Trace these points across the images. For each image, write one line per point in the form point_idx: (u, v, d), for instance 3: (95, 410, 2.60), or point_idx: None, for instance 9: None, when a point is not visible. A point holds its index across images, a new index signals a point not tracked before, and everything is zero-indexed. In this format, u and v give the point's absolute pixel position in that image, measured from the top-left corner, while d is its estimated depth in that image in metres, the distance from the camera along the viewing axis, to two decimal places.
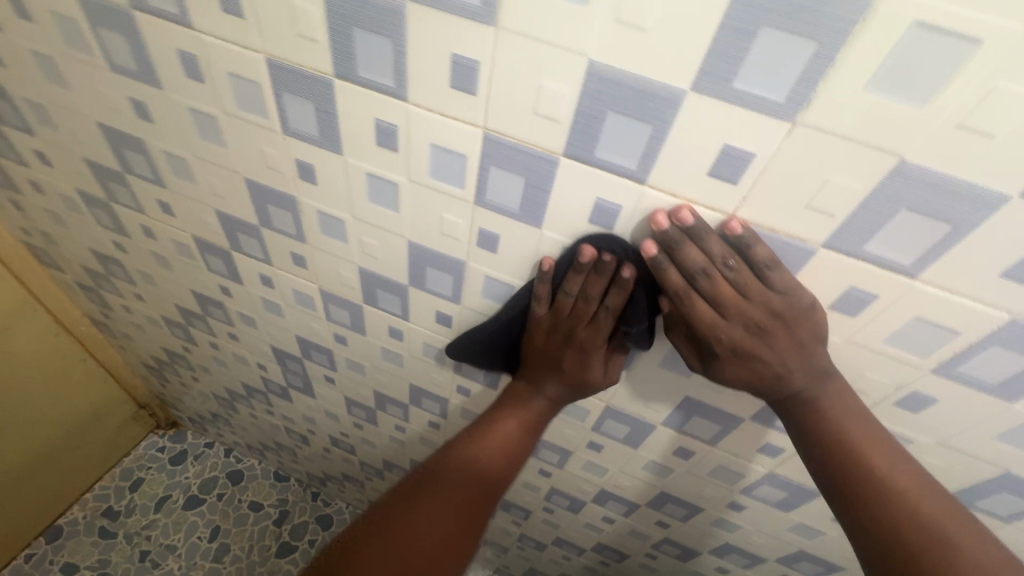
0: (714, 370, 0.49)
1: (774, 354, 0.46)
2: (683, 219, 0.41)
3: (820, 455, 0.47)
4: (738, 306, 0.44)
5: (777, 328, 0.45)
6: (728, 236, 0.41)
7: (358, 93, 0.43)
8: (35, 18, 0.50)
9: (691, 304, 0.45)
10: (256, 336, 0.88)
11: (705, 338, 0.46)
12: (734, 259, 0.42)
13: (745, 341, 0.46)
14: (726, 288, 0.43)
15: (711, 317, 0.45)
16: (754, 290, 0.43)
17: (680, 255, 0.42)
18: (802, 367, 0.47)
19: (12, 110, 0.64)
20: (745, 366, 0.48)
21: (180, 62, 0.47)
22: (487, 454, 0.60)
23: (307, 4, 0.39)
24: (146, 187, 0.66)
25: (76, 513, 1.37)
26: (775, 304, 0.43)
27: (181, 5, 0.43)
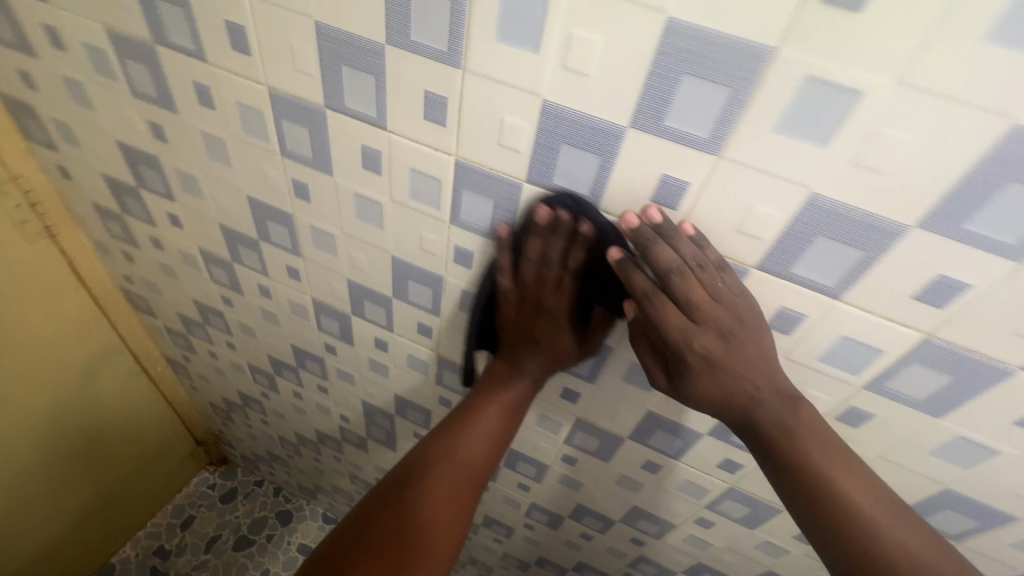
0: (682, 385, 0.46)
1: (744, 366, 0.43)
2: (652, 218, 0.40)
3: (780, 470, 0.45)
4: (709, 311, 0.41)
5: (744, 338, 0.42)
6: (689, 239, 0.40)
7: (546, 197, 0.44)
8: (219, 105, 0.53)
9: (659, 306, 0.42)
10: (349, 391, 0.89)
11: (676, 349, 0.43)
12: (707, 264, 0.40)
13: (717, 352, 0.43)
14: (693, 291, 0.41)
15: (680, 324, 0.42)
16: (725, 294, 0.41)
17: (652, 256, 0.40)
18: (757, 377, 0.43)
19: (157, 177, 0.67)
20: (714, 379, 0.44)
21: (363, 156, 0.50)
22: (471, 454, 0.56)
23: (520, 121, 0.40)
24: (278, 253, 0.68)
25: (128, 552, 1.36)
26: (740, 309, 0.41)
27: (382, 110, 0.45)
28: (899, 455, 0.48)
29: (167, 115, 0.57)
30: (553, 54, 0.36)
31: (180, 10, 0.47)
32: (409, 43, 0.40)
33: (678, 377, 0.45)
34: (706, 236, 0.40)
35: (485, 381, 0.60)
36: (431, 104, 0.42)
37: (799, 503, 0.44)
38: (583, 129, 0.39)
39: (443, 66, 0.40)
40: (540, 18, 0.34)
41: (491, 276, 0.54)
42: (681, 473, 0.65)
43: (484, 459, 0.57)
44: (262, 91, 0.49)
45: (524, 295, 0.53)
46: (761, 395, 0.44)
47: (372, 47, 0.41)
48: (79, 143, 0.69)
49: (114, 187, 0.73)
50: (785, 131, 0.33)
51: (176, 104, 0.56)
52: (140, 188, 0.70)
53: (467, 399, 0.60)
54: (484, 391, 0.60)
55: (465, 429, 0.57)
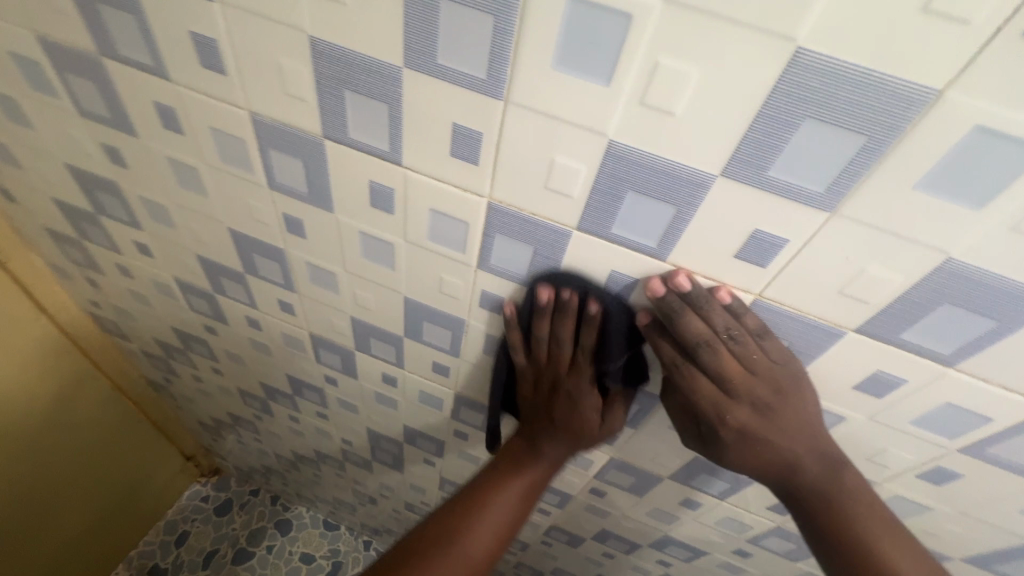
0: (715, 451, 0.42)
1: (783, 435, 0.39)
2: (680, 286, 0.35)
3: (821, 536, 0.41)
4: (742, 381, 0.38)
5: (783, 407, 0.39)
6: (726, 306, 0.36)
7: (600, 246, 0.37)
8: (188, 130, 0.44)
9: (689, 376, 0.39)
10: (352, 419, 0.82)
11: (708, 418, 0.41)
12: (739, 330, 0.36)
13: (753, 421, 0.40)
14: (727, 362, 0.37)
15: (712, 393, 0.39)
16: (764, 365, 0.37)
17: (679, 325, 0.37)
18: (798, 448, 0.40)
19: (119, 204, 0.57)
20: (748, 447, 0.41)
21: (370, 193, 0.41)
22: (482, 541, 0.49)
23: (574, 162, 0.32)
24: (268, 287, 0.59)
25: (121, 573, 1.30)
26: (779, 378, 0.37)
27: (396, 143, 0.37)
28: (982, 511, 0.44)
29: (124, 138, 0.48)
30: (628, 86, 0.28)
31: (131, 19, 0.37)
32: (434, 67, 0.31)
33: (711, 444, 0.42)
34: (753, 304, 0.36)
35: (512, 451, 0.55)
36: (459, 139, 0.34)
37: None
38: (657, 174, 0.31)
39: (478, 94, 0.31)
40: (615, 43, 0.26)
41: (506, 352, 0.50)
42: (723, 510, 0.61)
43: (494, 547, 0.50)
44: (242, 116, 0.40)
45: (540, 371, 0.49)
46: (805, 467, 0.40)
47: (384, 69, 0.33)
48: (21, 165, 0.58)
49: (68, 212, 0.63)
50: (929, 187, 0.26)
51: (135, 126, 0.46)
52: (99, 214, 0.60)
53: (487, 472, 0.54)
54: (501, 468, 0.53)
55: (481, 507, 0.51)
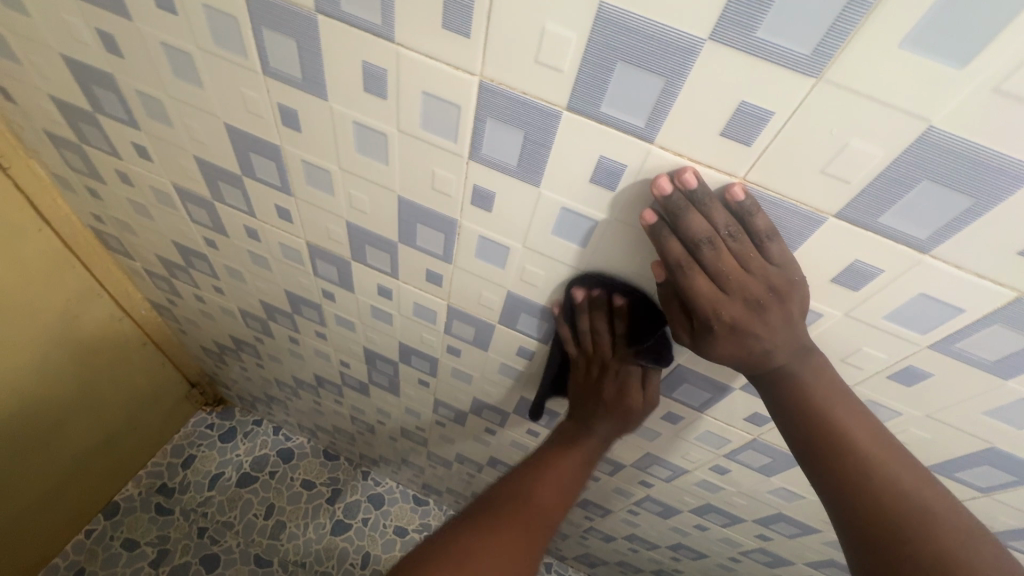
0: (703, 347, 0.44)
1: (772, 333, 0.41)
2: (687, 184, 0.36)
3: (791, 422, 0.43)
4: (740, 281, 0.39)
5: (776, 306, 0.40)
6: (731, 204, 0.36)
7: (589, 129, 0.37)
8: (182, 10, 0.43)
9: (690, 276, 0.39)
10: (349, 338, 0.84)
11: (704, 318, 0.41)
12: (738, 229, 0.37)
13: (745, 321, 0.40)
14: (727, 261, 0.38)
15: (711, 294, 0.40)
16: (761, 265, 0.38)
17: (683, 224, 0.37)
18: (782, 347, 0.41)
19: (115, 100, 0.57)
20: (736, 344, 0.42)
21: (364, 76, 0.41)
22: (544, 497, 0.57)
23: (566, 31, 0.32)
24: (265, 191, 0.60)
25: (131, 490, 1.37)
26: (773, 277, 0.39)
27: (388, 17, 0.36)
28: (947, 414, 0.46)
29: (118, 22, 0.47)
30: None
31: None
32: None
33: (701, 340, 0.44)
34: (758, 202, 0.36)
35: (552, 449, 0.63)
36: (450, 8, 0.34)
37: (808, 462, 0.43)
38: (648, 41, 0.31)
39: None
40: None
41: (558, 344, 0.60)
42: (704, 425, 0.63)
43: (557, 506, 0.57)
44: None
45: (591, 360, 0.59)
46: (784, 363, 0.42)
47: None
48: (16, 58, 0.58)
49: (66, 112, 0.63)
50: (915, 45, 0.26)
51: (128, 8, 0.46)
52: (97, 113, 0.60)
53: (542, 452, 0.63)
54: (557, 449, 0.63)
55: (542, 474, 0.59)
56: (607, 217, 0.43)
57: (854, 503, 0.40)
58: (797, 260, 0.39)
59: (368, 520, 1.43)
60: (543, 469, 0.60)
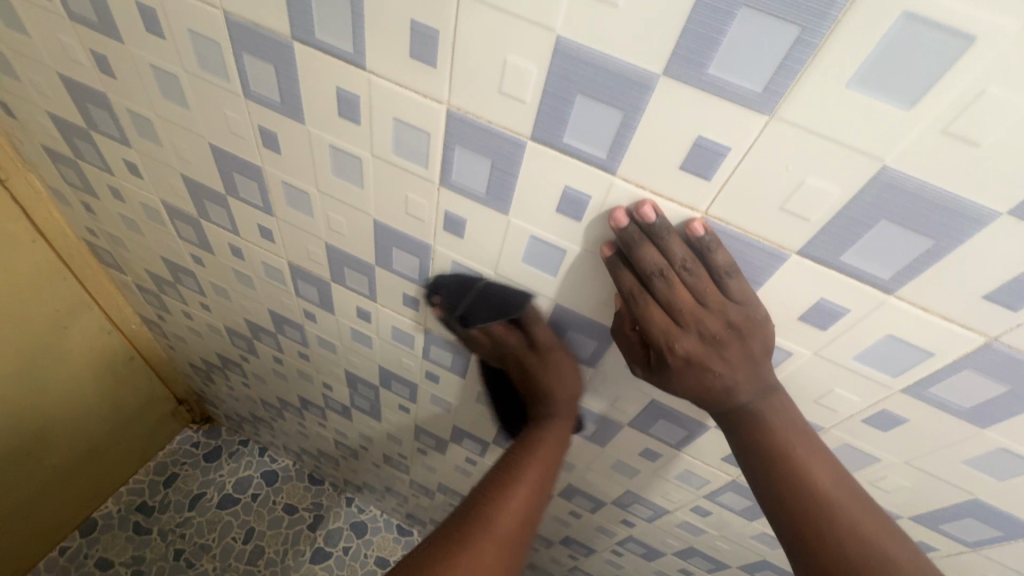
0: (661, 381, 0.43)
1: (728, 368, 0.40)
2: (646, 216, 0.36)
3: (747, 458, 0.42)
4: (695, 315, 0.38)
5: (732, 342, 0.39)
6: (691, 238, 0.36)
7: (553, 159, 0.37)
8: (168, 33, 0.45)
9: (643, 306, 0.39)
10: (331, 360, 0.83)
11: (659, 351, 0.41)
12: (693, 263, 0.37)
13: (700, 354, 0.40)
14: (681, 294, 0.38)
15: (663, 328, 0.39)
16: (717, 301, 0.38)
17: (637, 255, 0.37)
18: (741, 387, 0.41)
19: (108, 118, 0.59)
20: (692, 379, 0.41)
21: (338, 102, 0.42)
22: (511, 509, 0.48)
23: (526, 64, 0.33)
24: (249, 211, 0.60)
25: (110, 507, 1.34)
26: (731, 313, 0.38)
27: (359, 44, 0.37)
28: (926, 463, 0.44)
29: (111, 44, 0.49)
30: None
31: None
32: None
33: (657, 374, 0.43)
34: (718, 237, 0.36)
35: (516, 454, 0.55)
36: (418, 39, 0.35)
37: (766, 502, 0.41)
38: (606, 75, 0.31)
39: None
40: None
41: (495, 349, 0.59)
42: (682, 463, 0.62)
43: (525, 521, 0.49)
44: (218, 17, 0.41)
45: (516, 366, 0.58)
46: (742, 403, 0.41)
47: None
48: (17, 76, 0.60)
49: (62, 128, 0.65)
50: (862, 85, 0.26)
51: (119, 30, 0.47)
52: (92, 131, 0.62)
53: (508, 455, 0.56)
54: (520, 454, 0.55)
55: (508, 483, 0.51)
56: (576, 247, 0.43)
57: (810, 545, 0.39)
58: (758, 297, 0.38)
59: (349, 549, 1.39)
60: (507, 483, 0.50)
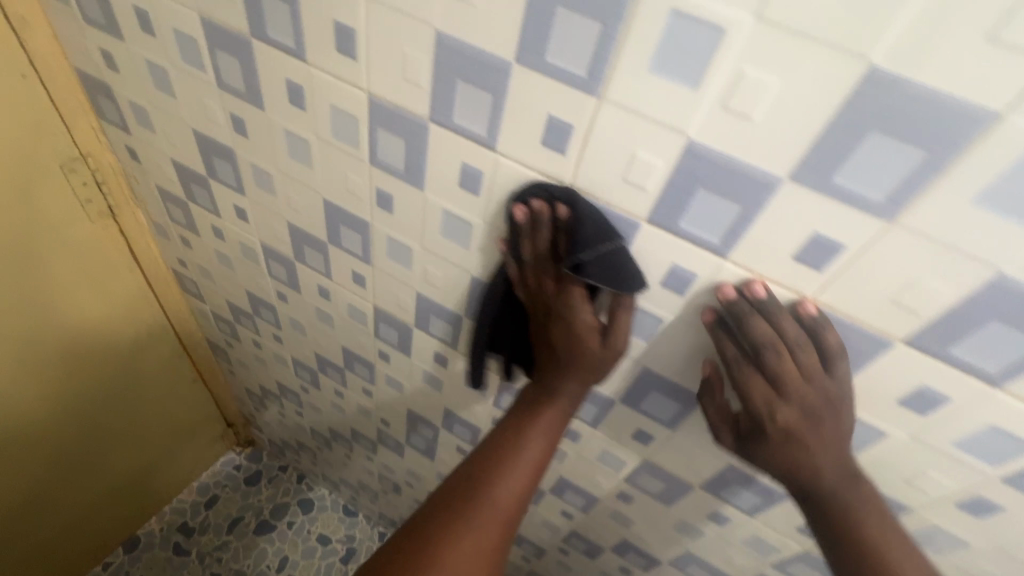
0: (750, 450, 0.45)
1: (822, 442, 0.42)
2: (755, 293, 0.39)
3: (823, 526, 0.44)
4: (800, 391, 0.40)
5: (830, 419, 0.41)
6: (802, 317, 0.39)
7: (665, 240, 0.40)
8: (309, 106, 0.50)
9: (746, 377, 0.42)
10: (395, 398, 0.86)
11: (758, 420, 0.43)
12: (804, 341, 0.39)
13: (800, 428, 0.42)
14: (789, 370, 0.40)
15: (764, 398, 0.42)
16: (821, 378, 0.40)
17: (748, 329, 0.39)
18: (828, 463, 0.43)
19: (230, 169, 0.65)
20: (786, 451, 0.43)
21: (461, 174, 0.46)
22: (505, 491, 0.50)
23: (654, 158, 0.37)
24: (347, 258, 0.65)
25: (153, 525, 1.37)
26: (832, 391, 0.40)
27: (494, 129, 0.41)
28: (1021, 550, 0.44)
29: (251, 110, 0.55)
30: (714, 93, 0.32)
31: (286, 8, 0.44)
32: (541, 64, 0.36)
33: (748, 443, 0.45)
34: (829, 319, 0.38)
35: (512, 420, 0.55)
36: (552, 130, 0.39)
37: (840, 574, 0.43)
38: (730, 175, 0.35)
39: (577, 91, 0.36)
40: (705, 53, 0.31)
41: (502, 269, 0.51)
42: (751, 529, 0.62)
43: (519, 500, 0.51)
44: (362, 97, 0.46)
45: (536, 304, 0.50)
46: (830, 480, 0.43)
47: (499, 64, 0.38)
48: (153, 127, 0.67)
49: (182, 173, 0.71)
50: (986, 205, 0.29)
51: (263, 99, 0.53)
52: (211, 178, 0.68)
53: (504, 422, 0.55)
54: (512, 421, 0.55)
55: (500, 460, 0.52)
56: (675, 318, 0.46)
57: None
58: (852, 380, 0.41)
59: None
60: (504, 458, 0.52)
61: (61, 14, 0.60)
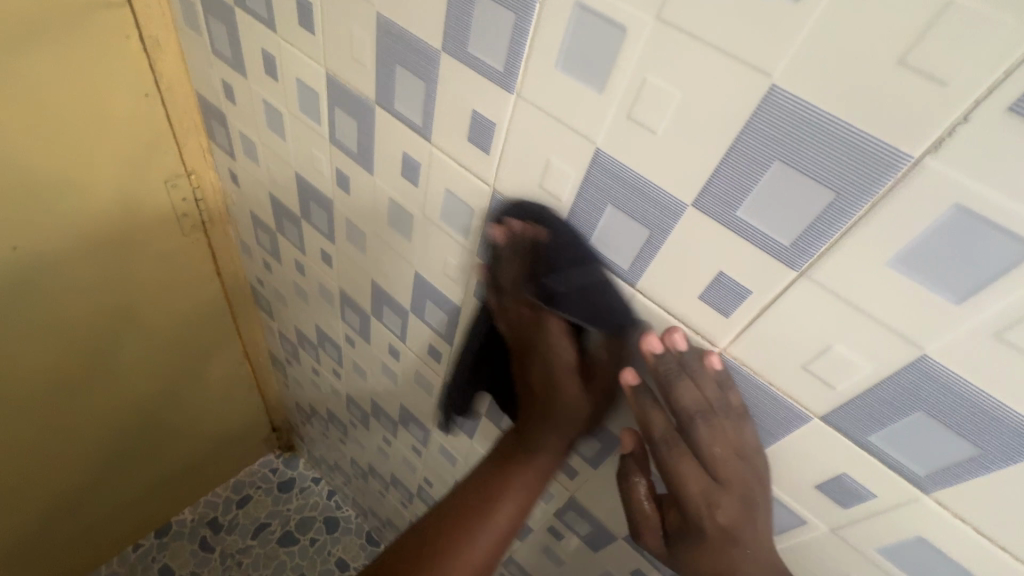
0: (680, 544, 0.39)
1: (755, 537, 0.36)
2: (675, 345, 0.34)
3: None
4: (735, 472, 0.35)
5: (762, 502, 0.36)
6: (719, 375, 0.34)
7: (840, 445, 0.32)
8: (423, 183, 0.45)
9: (677, 459, 0.36)
10: (445, 467, 0.80)
11: (693, 513, 0.36)
12: (730, 408, 0.34)
13: (739, 523, 0.36)
14: (721, 445, 0.34)
15: (703, 489, 0.36)
16: (751, 451, 0.35)
17: (676, 395, 0.34)
18: (757, 567, 0.37)
19: (324, 217, 0.61)
20: (718, 553, 0.37)
21: (583, 297, 0.39)
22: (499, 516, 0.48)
23: (859, 358, 0.28)
24: (426, 331, 0.59)
25: (186, 515, 1.37)
26: (762, 470, 0.35)
27: (639, 265, 0.34)
28: None
29: (359, 172, 0.51)
30: (985, 317, 0.23)
31: (422, 86, 0.39)
32: (728, 215, 0.28)
33: (675, 536, 0.39)
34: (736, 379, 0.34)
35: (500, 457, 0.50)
36: (717, 288, 0.31)
37: None
38: (970, 410, 0.26)
39: (770, 257, 0.28)
40: (992, 269, 0.22)
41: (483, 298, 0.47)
42: None
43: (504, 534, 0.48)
44: (485, 191, 0.40)
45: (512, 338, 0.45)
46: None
47: (668, 202, 0.30)
48: (257, 161, 0.65)
49: (275, 206, 0.69)
50: None
51: (374, 164, 0.48)
52: (304, 220, 0.65)
53: (486, 465, 0.50)
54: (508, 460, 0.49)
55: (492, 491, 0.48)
56: (823, 525, 0.36)
57: None
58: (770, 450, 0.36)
59: None
60: (494, 490, 0.48)
61: (193, 42, 0.59)
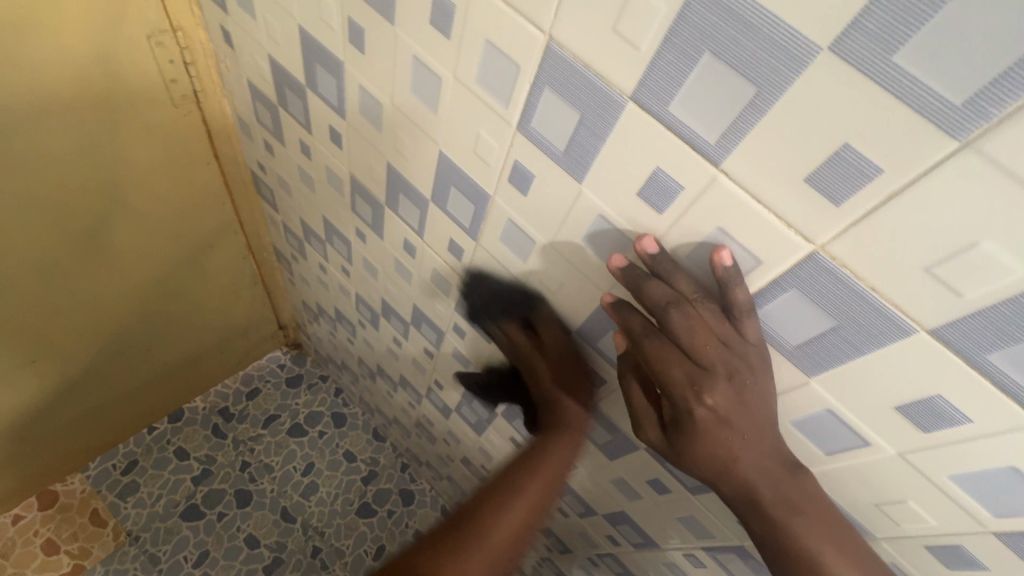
0: (676, 438, 0.38)
1: (747, 421, 0.35)
2: (646, 250, 0.34)
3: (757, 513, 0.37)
4: (717, 355, 0.34)
5: (754, 389, 0.34)
6: (718, 272, 0.32)
7: (948, 364, 0.27)
8: (456, 35, 0.37)
9: (657, 349, 0.36)
10: (457, 371, 0.78)
11: (682, 403, 0.35)
12: (702, 299, 0.34)
13: (732, 409, 0.35)
14: (698, 331, 0.34)
15: (686, 373, 0.35)
16: (736, 338, 0.34)
17: (645, 289, 0.34)
18: (755, 449, 0.36)
19: (333, 86, 0.53)
20: (711, 439, 0.36)
21: (646, 181, 0.33)
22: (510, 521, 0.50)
23: (1011, 261, 0.23)
24: (448, 225, 0.54)
25: (197, 403, 1.40)
26: (749, 357, 0.34)
27: (731, 138, 0.28)
28: None
29: (377, 22, 0.42)
30: None
31: None
32: (879, 63, 0.22)
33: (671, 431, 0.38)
34: (742, 275, 0.32)
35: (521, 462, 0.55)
36: (833, 166, 0.25)
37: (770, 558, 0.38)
38: None
39: (926, 124, 0.22)
40: None
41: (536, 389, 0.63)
42: None
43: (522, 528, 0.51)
44: (537, 40, 0.32)
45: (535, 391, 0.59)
46: (751, 467, 0.36)
47: (793, 49, 0.23)
48: (253, 13, 0.55)
49: (276, 74, 0.60)
50: None
51: (395, 10, 0.40)
52: (309, 89, 0.57)
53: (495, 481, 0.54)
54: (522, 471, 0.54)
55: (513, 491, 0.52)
56: (891, 448, 0.33)
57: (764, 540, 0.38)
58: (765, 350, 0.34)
59: (393, 513, 1.38)
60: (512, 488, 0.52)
61: None
